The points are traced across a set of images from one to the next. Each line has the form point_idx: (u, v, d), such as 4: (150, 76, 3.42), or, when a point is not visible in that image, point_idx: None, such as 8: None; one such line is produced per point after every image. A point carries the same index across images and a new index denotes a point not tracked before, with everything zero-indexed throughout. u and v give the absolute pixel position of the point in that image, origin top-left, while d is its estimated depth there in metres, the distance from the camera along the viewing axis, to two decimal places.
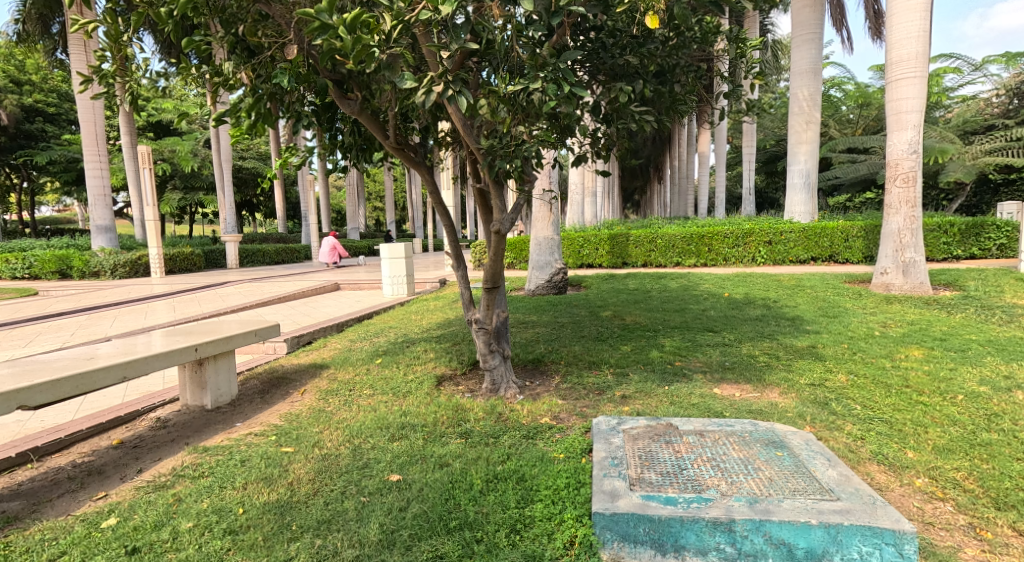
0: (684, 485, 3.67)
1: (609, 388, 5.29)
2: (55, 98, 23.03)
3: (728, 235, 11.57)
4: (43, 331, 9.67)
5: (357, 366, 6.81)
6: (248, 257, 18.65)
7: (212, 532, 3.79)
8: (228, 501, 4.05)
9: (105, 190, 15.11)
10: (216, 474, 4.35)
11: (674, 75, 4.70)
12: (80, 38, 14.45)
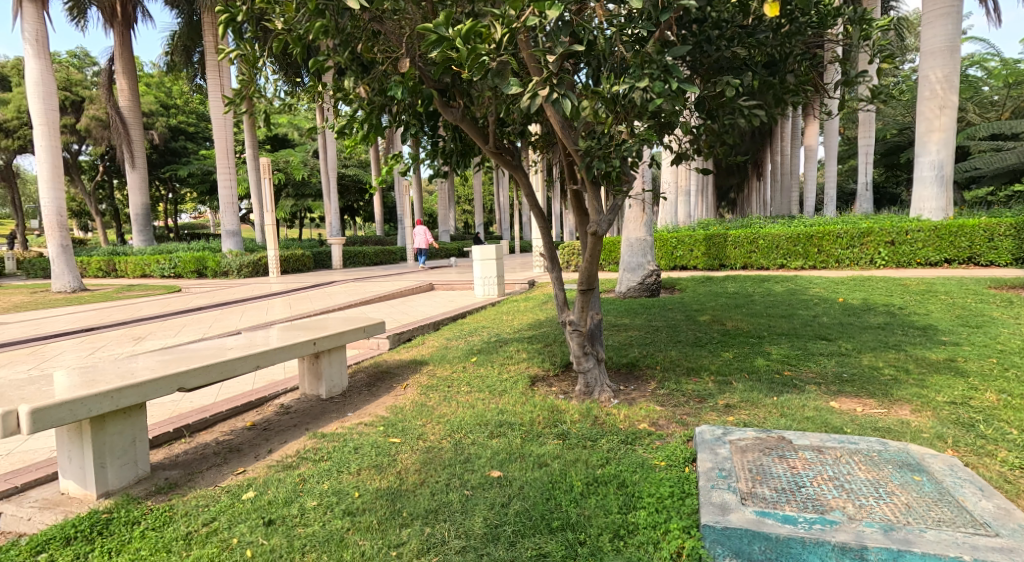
0: (804, 504, 3.51)
1: (712, 396, 5.14)
2: (194, 119, 26.20)
3: (841, 235, 10.89)
4: (186, 324, 10.75)
5: (454, 363, 6.96)
6: (350, 258, 19.42)
7: (331, 512, 3.96)
8: (344, 484, 4.24)
9: (232, 199, 16.68)
10: (333, 460, 4.57)
11: (787, 65, 4.49)
12: (213, 62, 15.89)
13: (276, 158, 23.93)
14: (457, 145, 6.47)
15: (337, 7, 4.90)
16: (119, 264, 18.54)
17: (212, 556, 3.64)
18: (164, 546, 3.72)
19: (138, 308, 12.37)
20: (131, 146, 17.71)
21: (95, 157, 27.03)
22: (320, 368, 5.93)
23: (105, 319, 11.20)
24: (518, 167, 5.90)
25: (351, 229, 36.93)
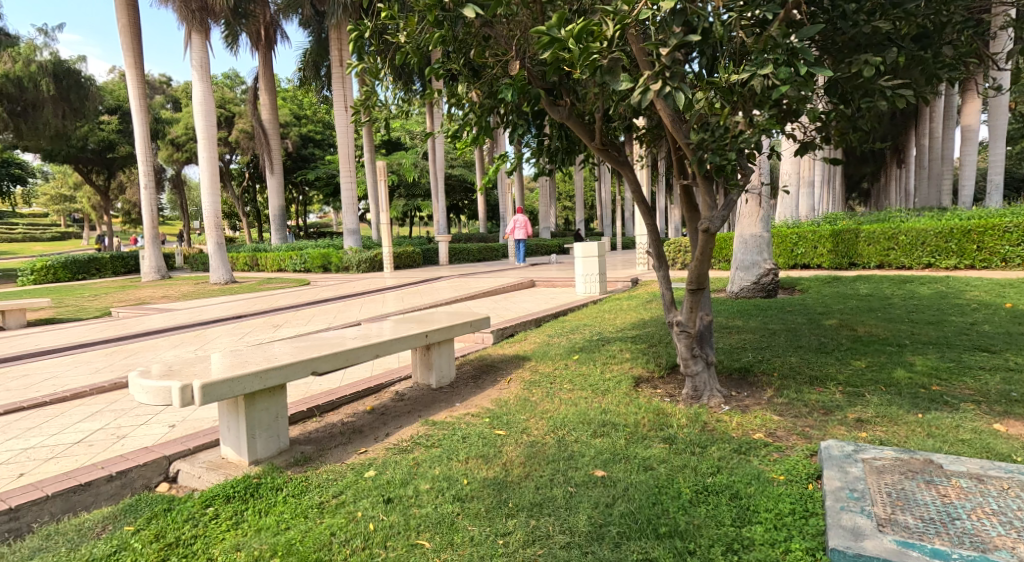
0: (957, 539, 3.15)
1: (840, 408, 4.75)
2: (321, 127, 27.83)
3: (1010, 229, 9.57)
4: (316, 315, 11.61)
5: (556, 360, 6.87)
6: (456, 255, 19.76)
7: (442, 496, 4.07)
8: (454, 471, 4.35)
9: (354, 201, 17.78)
10: (444, 447, 4.74)
11: (940, 38, 4.08)
12: (339, 74, 16.92)
13: (390, 161, 24.86)
14: (562, 143, 6.39)
15: (453, 18, 5.26)
16: (261, 259, 20.76)
17: (338, 528, 3.82)
18: (302, 512, 4.00)
19: (278, 299, 13.88)
20: (271, 154, 20.52)
21: (241, 164, 29.56)
22: (431, 358, 6.36)
23: (250, 308, 12.61)
24: (626, 164, 5.65)
25: (458, 226, 37.77)
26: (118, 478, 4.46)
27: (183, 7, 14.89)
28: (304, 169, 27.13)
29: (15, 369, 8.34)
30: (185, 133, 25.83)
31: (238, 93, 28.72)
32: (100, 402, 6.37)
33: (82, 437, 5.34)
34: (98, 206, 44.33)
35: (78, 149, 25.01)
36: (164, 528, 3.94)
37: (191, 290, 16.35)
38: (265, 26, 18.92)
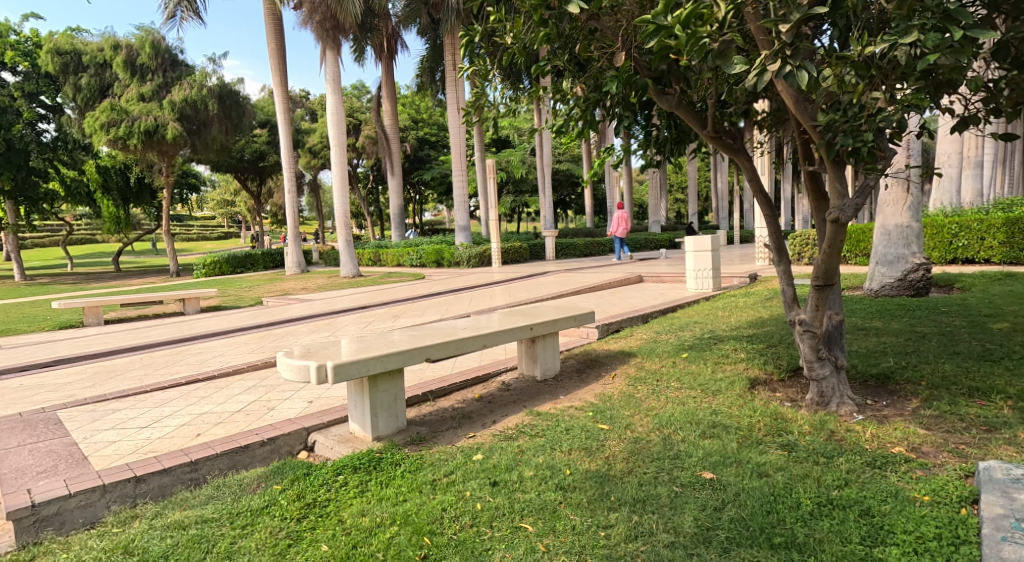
0: None
1: (1007, 426, 4.22)
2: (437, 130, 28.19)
3: None
4: (429, 308, 11.98)
5: (664, 358, 6.60)
6: (563, 250, 19.59)
7: (545, 484, 4.07)
8: (556, 461, 4.35)
9: (465, 199, 18.04)
10: (547, 437, 4.76)
11: None
12: (452, 78, 17.17)
13: (499, 159, 25.10)
14: (672, 133, 6.07)
15: (558, 14, 5.20)
16: (382, 255, 21.66)
17: (449, 504, 3.91)
18: (416, 486, 4.14)
19: (395, 293, 14.30)
20: (393, 156, 21.45)
21: (366, 168, 30.97)
22: (535, 351, 6.39)
23: (373, 300, 13.26)
24: (742, 152, 5.26)
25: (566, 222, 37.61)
26: (270, 443, 4.74)
27: (319, 26, 15.71)
28: (420, 170, 27.96)
29: (176, 349, 9.73)
30: (320, 141, 27.41)
31: (364, 102, 30.19)
32: (253, 377, 7.35)
33: (237, 409, 6.04)
34: (252, 212, 48.46)
35: (235, 160, 27.22)
36: (304, 489, 4.22)
37: (324, 282, 17.45)
38: (387, 37, 19.62)
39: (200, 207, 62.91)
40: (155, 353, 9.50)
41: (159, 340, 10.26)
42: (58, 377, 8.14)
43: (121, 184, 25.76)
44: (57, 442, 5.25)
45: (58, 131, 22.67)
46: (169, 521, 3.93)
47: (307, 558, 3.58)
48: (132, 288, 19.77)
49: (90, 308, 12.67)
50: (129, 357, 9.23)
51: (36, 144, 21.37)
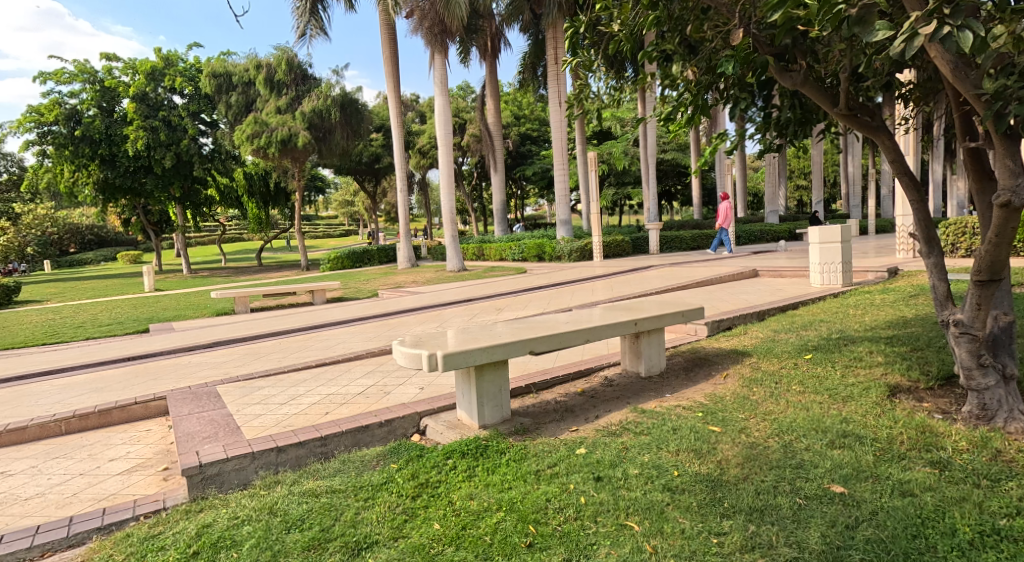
0: None
1: None
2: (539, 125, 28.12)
3: None
4: (531, 301, 11.87)
5: (784, 359, 6.05)
6: (668, 243, 18.82)
7: (652, 483, 3.92)
8: (664, 460, 4.19)
9: (566, 193, 17.71)
10: (654, 435, 4.56)
11: None
12: (554, 71, 16.84)
13: (601, 151, 24.52)
14: (794, 113, 5.47)
15: None
16: (485, 249, 21.79)
17: (553, 495, 3.86)
18: (521, 475, 4.11)
19: (496, 286, 14.21)
20: (495, 153, 21.49)
21: (471, 165, 31.25)
22: (638, 348, 6.11)
23: (476, 293, 13.33)
24: (881, 130, 4.64)
25: (673, 214, 36.30)
26: (387, 425, 5.09)
27: (428, 32, 15.91)
28: (523, 165, 27.82)
29: (304, 335, 10.38)
30: (428, 142, 27.88)
31: (468, 101, 30.51)
32: (365, 366, 7.60)
33: (357, 392, 6.46)
34: (368, 211, 50.46)
35: (354, 162, 28.21)
36: (417, 468, 4.31)
37: (432, 275, 17.75)
38: (491, 37, 19.50)
39: (324, 207, 66.43)
40: (283, 339, 10.15)
41: (291, 327, 10.99)
42: (212, 357, 9.03)
43: (265, 189, 27.18)
44: (213, 413, 5.83)
45: (215, 144, 25.34)
46: (304, 489, 4.21)
47: (421, 535, 3.64)
48: (265, 281, 21.17)
49: (239, 298, 13.89)
50: (254, 344, 9.80)
51: (199, 156, 24.43)
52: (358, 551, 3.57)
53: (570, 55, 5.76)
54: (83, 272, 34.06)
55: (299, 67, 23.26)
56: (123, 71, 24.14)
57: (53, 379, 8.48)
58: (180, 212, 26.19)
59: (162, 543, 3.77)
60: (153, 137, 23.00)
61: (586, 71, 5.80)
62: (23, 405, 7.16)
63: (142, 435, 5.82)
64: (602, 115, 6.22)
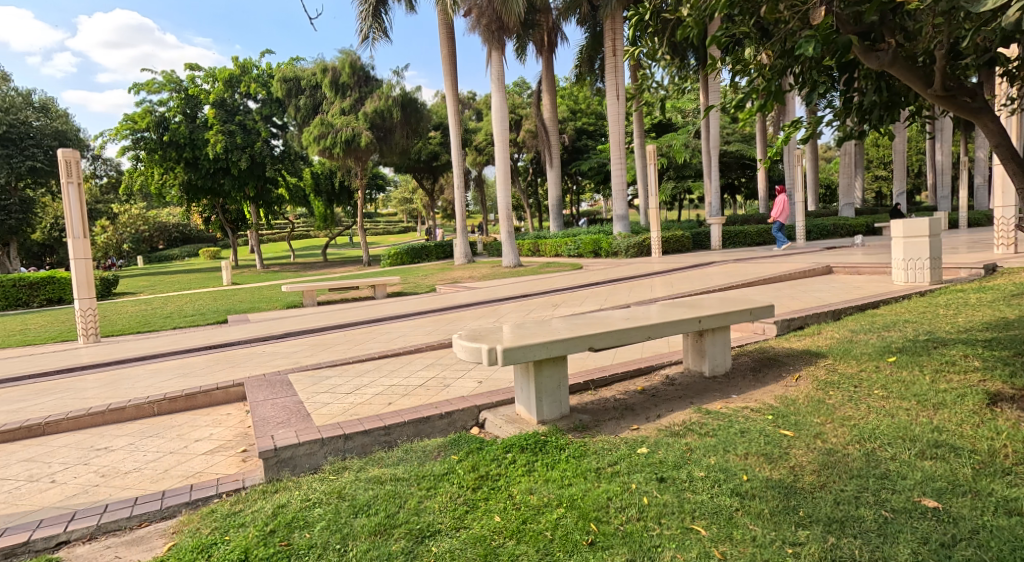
0: None
1: None
2: (595, 119, 27.72)
3: None
4: (591, 296, 11.64)
5: (862, 361, 5.64)
6: (730, 239, 18.15)
7: (718, 488, 3.78)
8: (732, 463, 4.02)
9: (623, 187, 17.35)
10: (719, 437, 4.39)
11: None
12: (611, 62, 16.51)
13: (660, 144, 23.93)
14: (880, 97, 5.07)
15: None
16: (541, 245, 21.59)
17: (614, 494, 3.77)
18: (581, 472, 4.04)
19: (552, 282, 14.00)
20: (552, 149, 21.30)
21: (526, 161, 31.13)
22: (702, 346, 5.79)
23: (533, 288, 13.17)
24: (984, 111, 4.24)
25: (737, 207, 35.21)
26: (447, 416, 5.13)
27: (485, 30, 15.81)
28: (579, 160, 27.40)
29: (367, 327, 10.44)
30: (485, 139, 27.86)
31: (523, 97, 30.34)
32: (425, 359, 7.55)
33: (418, 383, 6.40)
34: (429, 207, 50.98)
35: (413, 161, 28.50)
36: (477, 462, 4.28)
37: (489, 271, 17.69)
38: (548, 32, 19.25)
39: (385, 206, 67.49)
40: (346, 332, 10.22)
41: (357, 319, 11.11)
42: (282, 347, 9.18)
43: (329, 186, 28.55)
44: (286, 399, 5.95)
45: (285, 146, 25.83)
46: (370, 476, 4.27)
47: (482, 526, 3.63)
48: (329, 276, 21.63)
49: (306, 291, 14.16)
50: (321, 335, 9.96)
51: (271, 157, 25.04)
52: (421, 539, 3.57)
53: (631, 46, 5.49)
54: (166, 268, 35.80)
55: (361, 69, 23.27)
56: (205, 79, 24.96)
57: (141, 364, 8.85)
58: (255, 211, 26.92)
59: (242, 521, 3.88)
60: (231, 141, 23.79)
61: (648, 62, 5.48)
62: (118, 387, 7.55)
63: (223, 419, 6.10)
64: (665, 104, 5.90)
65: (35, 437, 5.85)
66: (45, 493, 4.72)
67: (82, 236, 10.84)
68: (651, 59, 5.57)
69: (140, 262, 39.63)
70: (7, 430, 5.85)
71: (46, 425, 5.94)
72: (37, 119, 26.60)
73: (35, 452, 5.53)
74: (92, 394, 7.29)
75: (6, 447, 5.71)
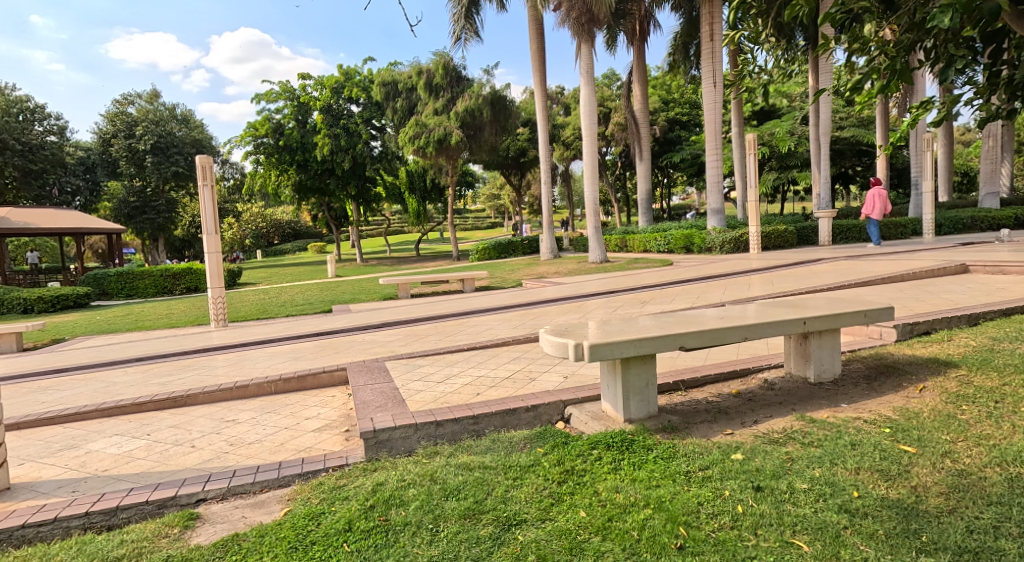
0: None
1: None
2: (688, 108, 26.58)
3: None
4: (683, 293, 10.98)
5: (1005, 372, 4.84)
6: (841, 234, 16.66)
7: (824, 502, 3.41)
8: (840, 477, 3.61)
9: (719, 180, 16.41)
10: (826, 448, 3.93)
11: None
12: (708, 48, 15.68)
13: (762, 132, 22.57)
14: None
15: None
16: (628, 241, 20.89)
17: (705, 500, 3.49)
18: (670, 474, 3.74)
19: (642, 278, 13.38)
20: (642, 142, 20.52)
21: (614, 155, 30.36)
22: (807, 349, 5.13)
23: (623, 285, 12.60)
24: None
25: (851, 199, 32.74)
26: (533, 409, 4.75)
27: (575, 23, 15.30)
28: (670, 153, 26.45)
29: (458, 320, 10.22)
30: (573, 133, 27.38)
31: (614, 89, 29.54)
32: (513, 351, 7.22)
33: (506, 375, 6.07)
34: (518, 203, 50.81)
35: (502, 158, 28.47)
36: (563, 456, 4.05)
37: (575, 267, 17.16)
38: (639, 20, 18.52)
39: (474, 202, 67.91)
40: (438, 323, 10.04)
41: (447, 311, 10.93)
42: (381, 336, 9.09)
43: (423, 184, 28.10)
44: (385, 385, 5.74)
45: (382, 147, 26.12)
46: (460, 461, 4.11)
47: (568, 519, 3.45)
48: (423, 269, 21.90)
49: (401, 284, 14.20)
50: (418, 325, 9.89)
51: (370, 158, 25.53)
52: (507, 527, 3.43)
53: (730, 29, 4.74)
54: (278, 261, 37.60)
55: (454, 69, 22.98)
56: (314, 86, 25.96)
57: (256, 348, 9.02)
58: (355, 209, 27.50)
59: (347, 494, 3.86)
60: (335, 144, 24.58)
61: (750, 47, 4.71)
62: (238, 367, 7.70)
63: (329, 400, 5.99)
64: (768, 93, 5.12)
65: (177, 408, 6.05)
66: (185, 456, 4.76)
67: (214, 231, 11.18)
68: (753, 43, 4.79)
69: (258, 256, 41.97)
70: (153, 399, 6.06)
71: (182, 398, 6.12)
72: (179, 130, 30.08)
73: (176, 420, 5.67)
74: (222, 371, 7.53)
75: (151, 415, 5.92)
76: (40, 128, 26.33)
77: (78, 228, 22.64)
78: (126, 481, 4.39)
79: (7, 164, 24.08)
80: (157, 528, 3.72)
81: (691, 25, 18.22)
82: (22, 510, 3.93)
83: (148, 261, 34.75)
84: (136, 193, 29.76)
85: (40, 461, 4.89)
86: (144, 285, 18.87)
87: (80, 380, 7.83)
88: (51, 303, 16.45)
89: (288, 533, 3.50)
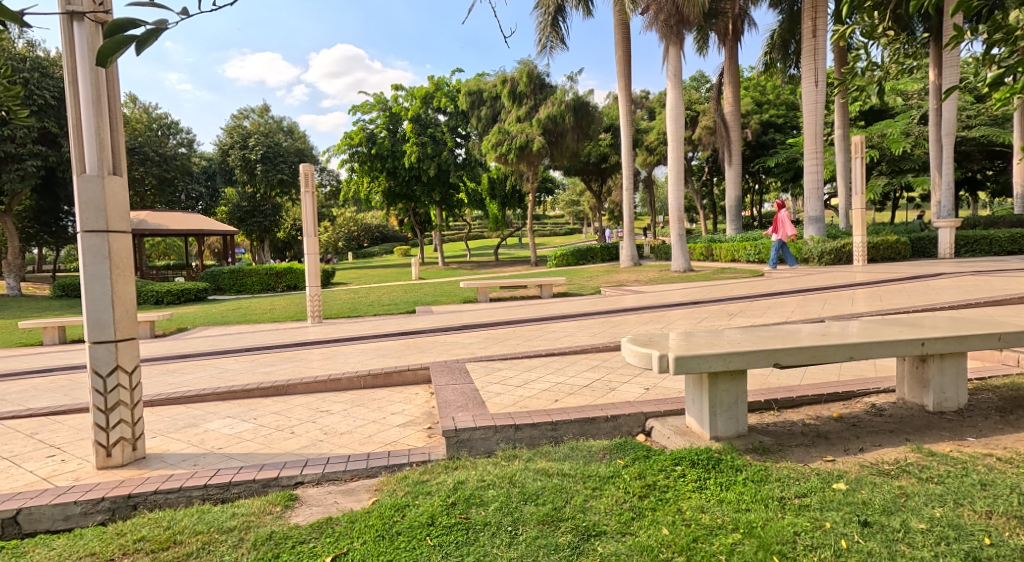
0: None
1: None
2: (784, 111, 25.34)
3: None
4: (779, 306, 10.06)
5: None
6: (966, 245, 15.26)
7: (948, 547, 2.73)
8: (967, 521, 2.89)
9: (817, 183, 15.15)
10: (949, 485, 3.18)
11: None
12: (811, 39, 14.56)
13: (870, 133, 20.93)
14: None
15: None
16: (716, 250, 19.83)
17: (803, 530, 2.86)
18: (761, 499, 3.11)
19: (733, 288, 12.47)
20: (731, 145, 19.28)
21: (702, 160, 29.19)
22: (924, 374, 4.28)
23: (713, 294, 11.77)
24: None
25: (976, 209, 29.87)
26: (613, 419, 4.16)
27: (664, 25, 14.50)
28: (764, 156, 25.20)
29: (541, 324, 9.77)
30: (657, 138, 26.27)
31: (702, 92, 28.30)
32: (601, 358, 6.67)
33: (586, 383, 5.51)
34: (597, 209, 50.04)
35: (583, 163, 27.95)
36: (645, 470, 3.45)
37: (655, 275, 16.34)
38: (734, 19, 17.57)
39: (552, 208, 67.22)
40: (519, 327, 9.58)
41: (529, 316, 10.46)
42: (463, 338, 8.71)
43: (504, 191, 27.26)
44: (465, 387, 5.30)
45: (467, 154, 26.08)
46: (539, 466, 3.59)
47: (650, 536, 2.89)
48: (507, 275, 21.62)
49: (481, 287, 13.84)
50: (503, 329, 9.48)
51: (456, 165, 25.57)
52: (586, 537, 2.91)
53: (839, 19, 3.75)
54: (366, 263, 38.46)
55: (538, 77, 22.70)
56: (406, 97, 26.35)
57: (348, 344, 8.80)
58: (439, 215, 27.30)
59: (429, 489, 3.40)
60: (423, 151, 24.77)
61: (862, 41, 3.72)
62: (331, 361, 7.46)
63: (413, 397, 5.60)
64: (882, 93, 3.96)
65: (279, 395, 5.84)
66: (285, 441, 4.44)
67: (314, 235, 10.84)
68: (869, 36, 3.77)
69: (350, 258, 43.11)
70: (260, 386, 5.87)
71: (285, 386, 5.91)
72: (285, 141, 31.07)
73: (277, 407, 5.43)
74: (315, 364, 7.34)
75: (258, 400, 5.73)
76: (173, 142, 27.87)
77: (202, 229, 23.60)
78: (238, 458, 4.08)
79: (146, 174, 25.23)
80: (262, 505, 3.37)
81: (791, 21, 17.11)
82: (152, 477, 3.67)
83: (255, 260, 36.33)
84: (247, 199, 31.03)
85: (168, 436, 4.69)
86: (252, 281, 19.41)
87: (196, 365, 7.81)
88: (178, 296, 17.06)
89: (376, 521, 3.09)
